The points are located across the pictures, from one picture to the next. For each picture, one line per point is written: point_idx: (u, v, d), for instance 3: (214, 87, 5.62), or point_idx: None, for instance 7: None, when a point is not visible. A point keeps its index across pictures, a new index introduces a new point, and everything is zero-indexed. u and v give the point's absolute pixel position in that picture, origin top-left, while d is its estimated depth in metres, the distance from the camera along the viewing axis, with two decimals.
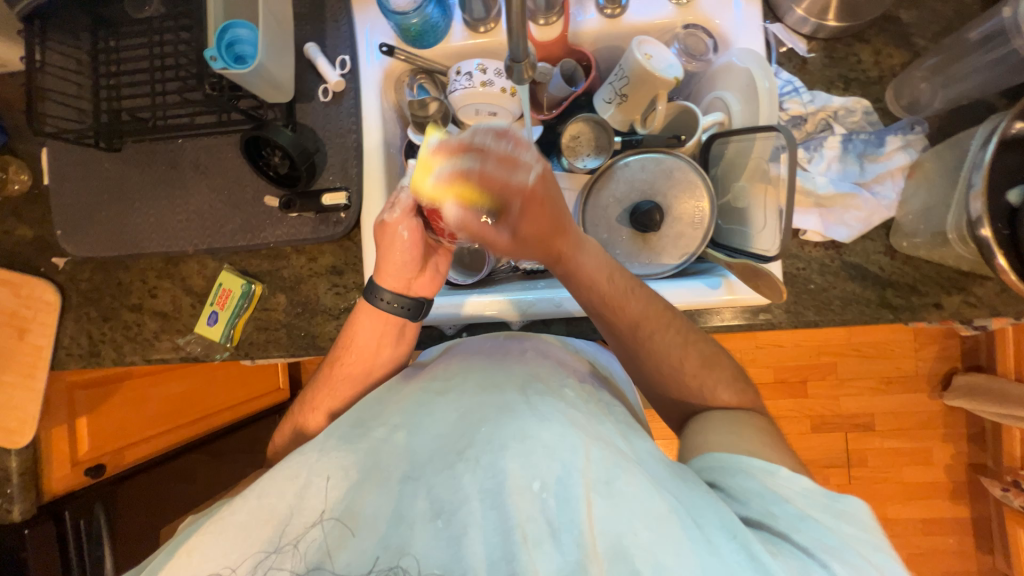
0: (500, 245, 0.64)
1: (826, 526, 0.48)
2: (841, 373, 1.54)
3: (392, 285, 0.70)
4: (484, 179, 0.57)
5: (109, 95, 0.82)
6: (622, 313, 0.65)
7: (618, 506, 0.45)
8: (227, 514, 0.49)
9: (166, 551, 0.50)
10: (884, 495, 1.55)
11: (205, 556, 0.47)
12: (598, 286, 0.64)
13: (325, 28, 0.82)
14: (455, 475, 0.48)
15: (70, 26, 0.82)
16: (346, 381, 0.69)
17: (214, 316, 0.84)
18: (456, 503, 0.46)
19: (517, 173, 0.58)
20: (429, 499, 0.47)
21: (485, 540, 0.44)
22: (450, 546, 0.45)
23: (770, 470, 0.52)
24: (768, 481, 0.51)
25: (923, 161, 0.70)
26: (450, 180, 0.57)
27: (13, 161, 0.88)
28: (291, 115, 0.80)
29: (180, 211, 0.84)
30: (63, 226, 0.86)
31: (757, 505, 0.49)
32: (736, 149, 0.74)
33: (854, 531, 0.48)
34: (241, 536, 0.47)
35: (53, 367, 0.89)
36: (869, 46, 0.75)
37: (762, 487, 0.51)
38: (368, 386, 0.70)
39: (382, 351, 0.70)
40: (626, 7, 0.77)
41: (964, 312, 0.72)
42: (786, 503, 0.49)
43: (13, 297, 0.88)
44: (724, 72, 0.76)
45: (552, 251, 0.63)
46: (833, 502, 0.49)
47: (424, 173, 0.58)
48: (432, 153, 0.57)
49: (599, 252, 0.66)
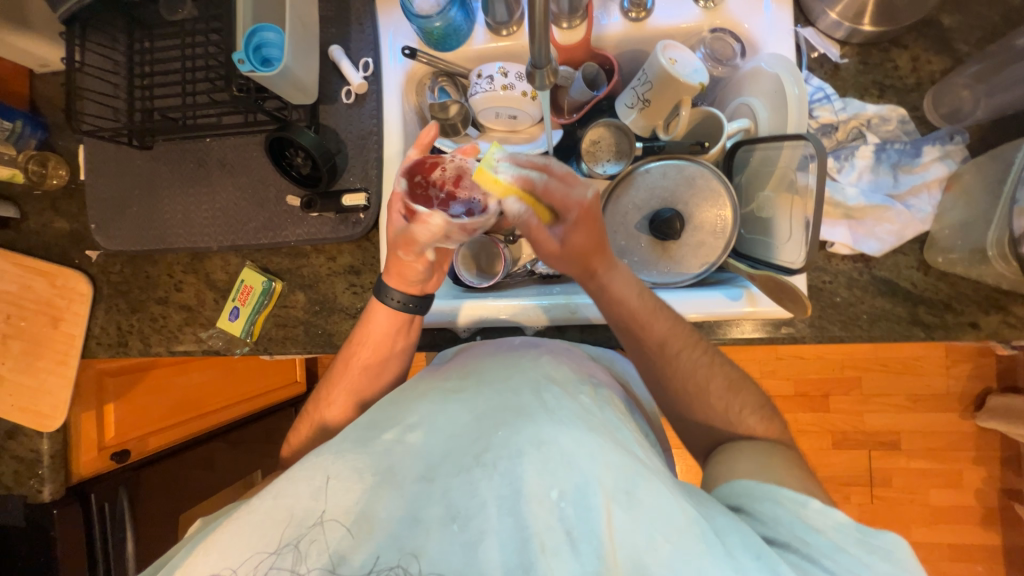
0: (545, 250, 0.65)
1: (860, 559, 0.46)
2: (866, 389, 1.49)
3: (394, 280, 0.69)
4: (550, 187, 0.59)
5: (143, 94, 0.84)
6: (665, 360, 0.65)
7: (638, 518, 0.45)
8: (245, 514, 0.50)
9: (183, 551, 0.51)
10: (908, 517, 1.49)
11: (218, 554, 0.47)
12: (645, 327, 0.65)
13: (349, 31, 0.83)
14: (473, 480, 0.47)
15: (109, 28, 0.84)
16: (363, 372, 0.70)
17: (236, 312, 0.86)
18: (472, 508, 0.46)
19: (575, 188, 0.61)
20: (445, 504, 0.47)
21: (503, 547, 0.44)
22: (466, 551, 0.45)
23: (800, 500, 0.51)
24: (798, 511, 0.50)
25: (962, 174, 0.67)
26: (518, 177, 0.57)
27: (52, 157, 0.93)
28: (314, 116, 0.82)
29: (207, 208, 0.86)
30: (97, 220, 0.89)
31: (783, 531, 0.49)
32: (762, 158, 0.72)
33: (890, 568, 0.46)
34: (254, 536, 0.48)
35: (83, 355, 0.93)
36: (907, 51, 0.72)
37: (790, 513, 0.50)
38: (386, 376, 0.72)
39: (400, 341, 0.72)
40: (651, 10, 0.75)
41: (1003, 332, 0.68)
42: (814, 532, 0.48)
43: (48, 287, 0.92)
44: (751, 78, 0.74)
45: (589, 265, 0.64)
46: (872, 537, 0.48)
47: (487, 169, 0.57)
48: (496, 152, 0.58)
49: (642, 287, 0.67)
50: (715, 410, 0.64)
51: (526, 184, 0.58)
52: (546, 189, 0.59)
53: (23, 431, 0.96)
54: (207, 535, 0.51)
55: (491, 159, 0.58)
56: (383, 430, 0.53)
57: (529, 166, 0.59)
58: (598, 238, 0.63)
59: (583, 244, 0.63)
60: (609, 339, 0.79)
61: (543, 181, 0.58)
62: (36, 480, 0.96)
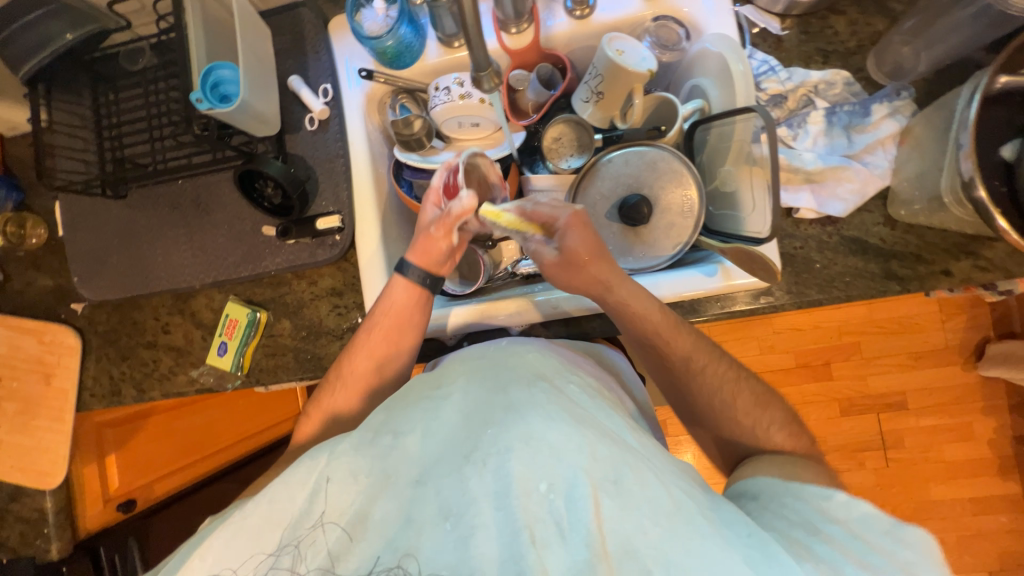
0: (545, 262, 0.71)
1: (872, 547, 0.46)
2: (866, 353, 1.49)
3: (420, 261, 0.72)
4: (529, 214, 0.69)
5: (113, 145, 0.86)
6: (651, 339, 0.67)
7: (627, 507, 0.45)
8: (240, 517, 0.50)
9: (183, 550, 0.52)
10: (926, 476, 1.48)
11: (219, 552, 0.49)
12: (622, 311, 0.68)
13: (306, 60, 0.85)
14: (463, 478, 0.47)
15: (73, 86, 0.86)
16: (384, 341, 0.72)
17: (224, 346, 0.86)
18: (463, 506, 0.46)
19: (553, 216, 0.69)
20: (437, 503, 0.47)
21: (496, 542, 0.44)
22: (457, 548, 0.45)
23: (824, 495, 0.51)
24: (818, 503, 0.51)
25: (913, 127, 0.68)
26: (516, 211, 0.69)
27: (30, 217, 0.94)
28: (282, 146, 0.83)
29: (186, 249, 0.87)
30: (80, 273, 0.90)
31: (796, 516, 0.50)
32: (717, 135, 0.73)
33: (913, 559, 0.45)
34: (250, 541, 0.49)
35: (78, 408, 0.93)
36: (845, 16, 0.74)
37: (804, 507, 0.51)
38: (405, 352, 0.73)
39: (419, 316, 0.74)
40: (594, 7, 0.77)
41: (976, 276, 0.69)
42: (828, 521, 0.49)
43: (37, 344, 0.92)
44: (699, 59, 0.76)
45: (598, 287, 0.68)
46: (897, 528, 0.47)
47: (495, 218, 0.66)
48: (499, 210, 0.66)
49: (638, 287, 0.68)
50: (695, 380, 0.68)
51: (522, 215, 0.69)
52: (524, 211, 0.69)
53: (25, 492, 0.96)
54: (203, 540, 0.51)
55: (496, 214, 0.66)
56: (378, 433, 0.53)
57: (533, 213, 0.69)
58: (594, 240, 0.67)
59: (577, 249, 0.67)
60: (593, 329, 0.80)
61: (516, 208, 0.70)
62: (41, 538, 0.95)
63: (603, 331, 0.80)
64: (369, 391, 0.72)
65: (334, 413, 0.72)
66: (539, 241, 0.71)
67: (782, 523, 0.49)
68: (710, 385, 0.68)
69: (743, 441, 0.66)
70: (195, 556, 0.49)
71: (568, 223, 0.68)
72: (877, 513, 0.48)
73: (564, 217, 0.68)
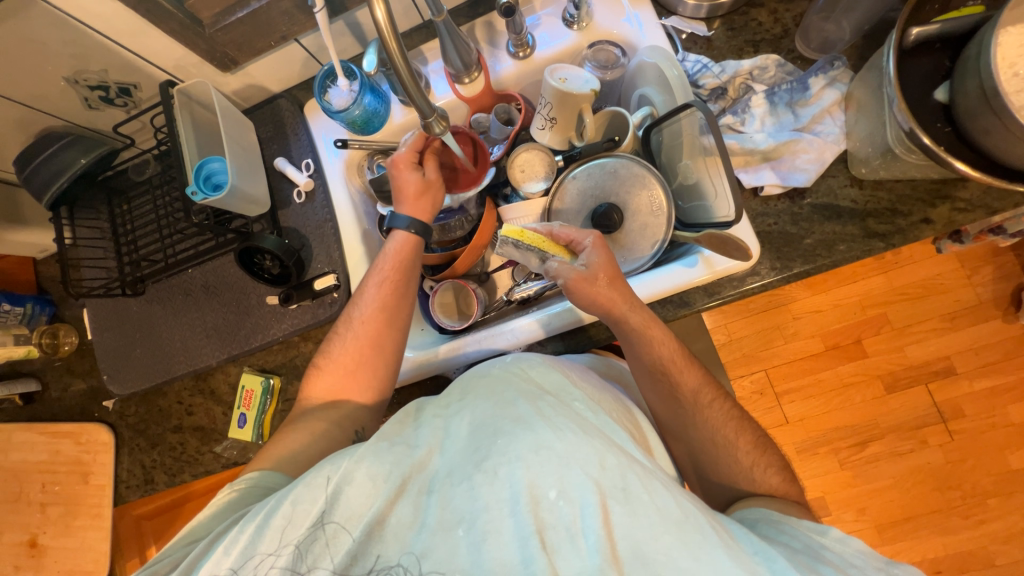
0: (578, 297, 0.68)
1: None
2: (897, 322, 1.42)
3: (410, 213, 0.78)
4: (556, 235, 0.73)
5: (129, 249, 0.94)
6: (639, 339, 0.67)
7: (638, 514, 0.43)
8: (262, 518, 0.48)
9: (211, 543, 0.51)
10: (995, 444, 1.36)
11: (244, 546, 0.48)
12: (609, 314, 0.68)
13: (289, 142, 0.94)
14: (473, 486, 0.46)
15: (91, 203, 0.96)
16: (391, 290, 0.74)
17: (243, 418, 0.90)
18: (475, 512, 0.45)
19: (581, 236, 0.72)
20: (449, 510, 0.46)
21: (508, 545, 0.43)
22: (471, 553, 0.43)
23: (820, 530, 0.50)
24: (818, 539, 0.50)
25: (853, 92, 0.72)
26: (543, 231, 0.74)
27: (62, 326, 1.02)
28: (275, 222, 0.91)
29: (201, 330, 0.92)
30: (108, 370, 0.95)
31: (797, 541, 0.49)
32: (669, 134, 0.77)
33: None
34: (267, 543, 0.47)
35: (117, 500, 0.97)
36: (765, 8, 0.80)
37: (801, 537, 0.50)
38: (409, 298, 0.75)
39: (418, 262, 0.78)
40: (534, 46, 0.84)
41: (957, 218, 0.69)
42: (827, 550, 0.47)
43: (74, 446, 0.97)
44: (639, 72, 0.83)
45: (613, 313, 0.68)
46: (891, 563, 0.47)
47: (517, 235, 0.72)
48: (520, 228, 0.73)
49: (645, 311, 0.68)
50: (688, 376, 0.67)
51: (549, 236, 0.74)
52: (551, 234, 0.74)
53: None
54: (224, 534, 0.50)
55: (517, 232, 0.72)
56: (396, 440, 0.51)
57: (562, 234, 0.73)
58: (615, 264, 0.69)
59: (602, 263, 0.68)
60: (589, 339, 0.80)
61: (544, 231, 0.74)
62: None
63: (597, 341, 0.80)
64: (378, 338, 0.72)
65: (346, 365, 0.71)
66: (561, 261, 0.70)
67: (789, 547, 0.48)
68: (700, 376, 0.68)
69: (739, 422, 0.66)
70: (221, 549, 0.48)
71: (590, 246, 0.70)
72: (873, 550, 0.47)
73: (589, 238, 0.71)
